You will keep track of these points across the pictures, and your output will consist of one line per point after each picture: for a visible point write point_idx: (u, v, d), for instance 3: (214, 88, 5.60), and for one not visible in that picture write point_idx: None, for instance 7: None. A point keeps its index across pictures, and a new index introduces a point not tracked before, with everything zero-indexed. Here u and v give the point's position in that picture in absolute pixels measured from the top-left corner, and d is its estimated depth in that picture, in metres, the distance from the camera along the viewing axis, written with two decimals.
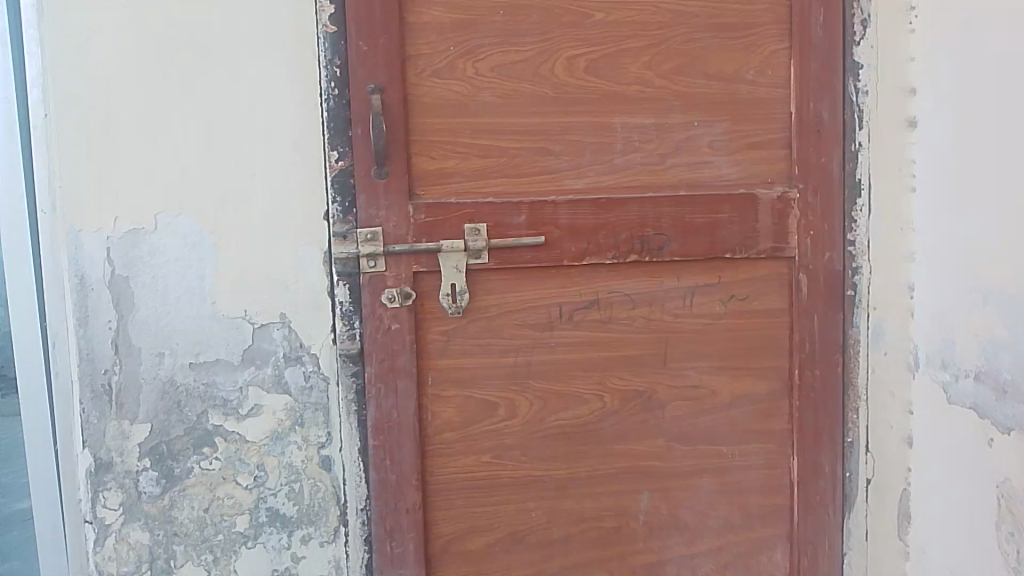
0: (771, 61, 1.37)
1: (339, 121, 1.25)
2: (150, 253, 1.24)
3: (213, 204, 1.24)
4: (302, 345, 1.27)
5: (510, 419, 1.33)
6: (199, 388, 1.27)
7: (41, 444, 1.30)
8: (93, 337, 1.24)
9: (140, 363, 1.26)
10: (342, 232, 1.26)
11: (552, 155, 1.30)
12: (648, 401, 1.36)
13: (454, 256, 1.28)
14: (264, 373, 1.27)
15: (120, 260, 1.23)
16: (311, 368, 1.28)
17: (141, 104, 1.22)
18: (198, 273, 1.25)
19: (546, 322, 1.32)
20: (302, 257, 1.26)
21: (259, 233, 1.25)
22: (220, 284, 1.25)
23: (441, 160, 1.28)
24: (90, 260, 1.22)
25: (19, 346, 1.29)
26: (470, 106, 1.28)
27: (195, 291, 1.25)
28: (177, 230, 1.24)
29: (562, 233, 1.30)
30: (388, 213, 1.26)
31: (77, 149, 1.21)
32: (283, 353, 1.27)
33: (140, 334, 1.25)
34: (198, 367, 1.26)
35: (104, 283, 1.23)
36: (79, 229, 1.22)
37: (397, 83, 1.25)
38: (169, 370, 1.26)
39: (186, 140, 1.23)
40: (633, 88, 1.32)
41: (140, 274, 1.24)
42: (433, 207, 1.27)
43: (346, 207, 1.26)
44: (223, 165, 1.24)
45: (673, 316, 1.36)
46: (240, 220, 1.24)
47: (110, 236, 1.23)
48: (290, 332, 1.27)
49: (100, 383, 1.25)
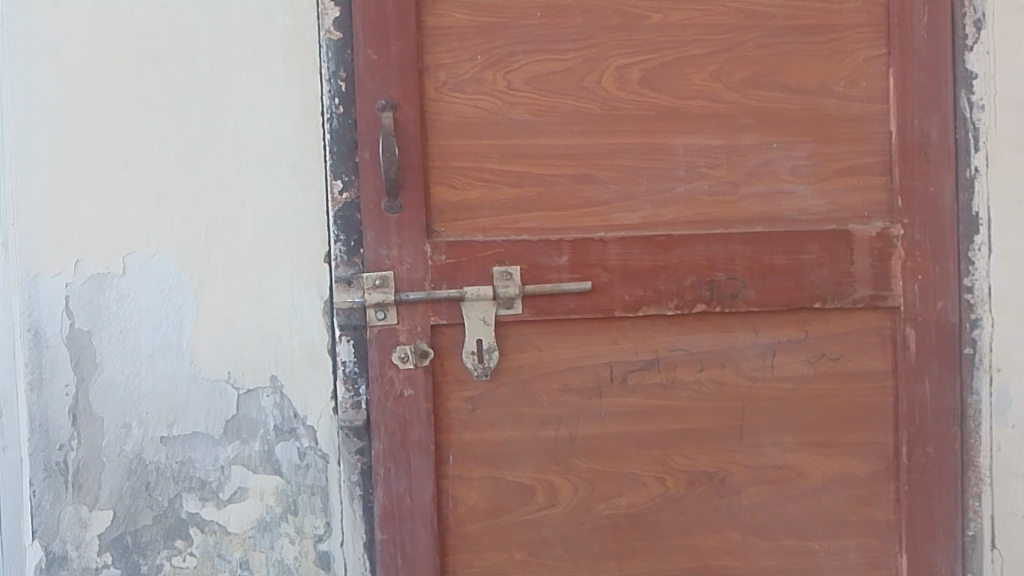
0: (863, 69, 1.13)
1: (344, 144, 1.04)
2: (118, 302, 1.02)
3: (192, 244, 1.03)
4: (296, 414, 1.05)
5: (550, 507, 1.08)
6: (172, 466, 1.05)
7: None
8: (49, 404, 1.02)
9: (103, 436, 1.04)
10: (346, 276, 1.04)
11: (598, 183, 1.07)
12: (720, 484, 1.11)
13: (480, 305, 1.04)
14: (251, 449, 1.05)
15: (83, 312, 1.02)
16: (307, 443, 1.05)
17: (110, 124, 1.02)
18: (174, 328, 1.03)
19: (593, 387, 1.07)
20: (298, 305, 1.04)
21: (246, 278, 1.03)
22: (199, 340, 1.03)
23: (465, 190, 1.05)
24: (47, 310, 1.01)
25: None
26: (498, 125, 1.05)
27: (171, 347, 1.03)
28: (147, 276, 1.02)
29: (612, 277, 1.05)
30: (401, 254, 1.03)
31: (33, 178, 1.01)
32: (274, 425, 1.05)
33: (104, 401, 1.03)
34: (171, 441, 1.04)
35: (62, 338, 1.02)
36: (37, 272, 1.01)
37: (413, 98, 1.03)
38: (137, 444, 1.04)
39: (162, 166, 1.02)
40: (697, 103, 1.09)
41: (106, 328, 1.02)
42: (456, 246, 1.04)
43: (351, 246, 1.04)
44: (204, 196, 1.03)
45: (749, 380, 1.10)
46: (223, 262, 1.03)
47: (69, 282, 1.02)
48: (282, 399, 1.04)
49: (55, 460, 1.03)
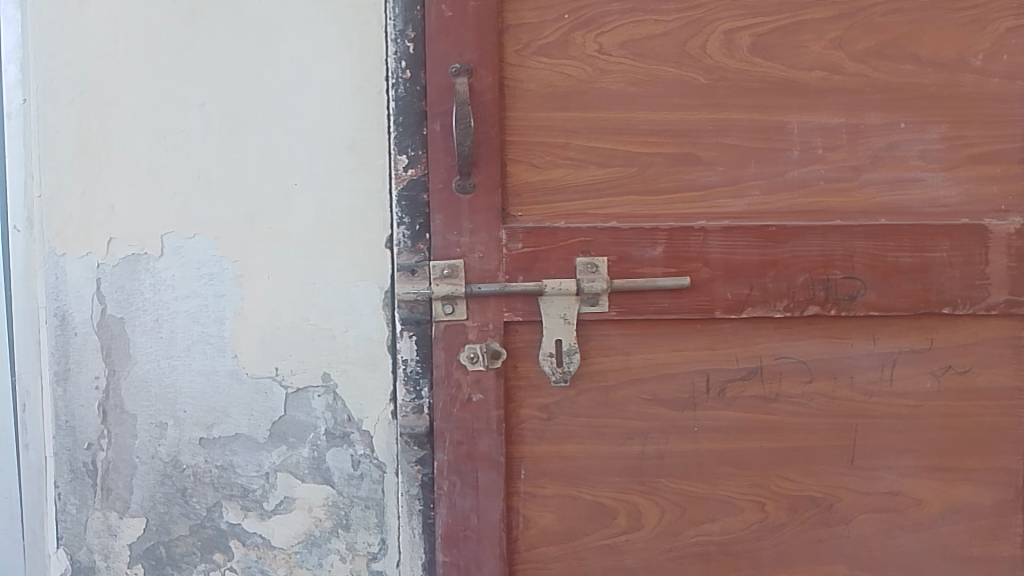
0: (1007, 41, 0.97)
1: (411, 115, 0.89)
2: (153, 288, 0.92)
3: (236, 225, 0.91)
4: (350, 418, 0.93)
5: (634, 532, 0.95)
6: (211, 472, 0.94)
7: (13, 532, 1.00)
8: (75, 398, 0.93)
9: (135, 437, 0.93)
10: (409, 265, 0.90)
11: (700, 165, 0.93)
12: (826, 512, 0.98)
13: (561, 301, 0.90)
14: (298, 455, 0.93)
15: (115, 297, 0.92)
16: (362, 451, 0.93)
17: (143, 85, 0.90)
18: (214, 318, 0.92)
19: (687, 399, 0.94)
20: (353, 295, 0.91)
21: (296, 265, 0.91)
22: (243, 333, 0.92)
23: (547, 168, 0.91)
24: (76, 295, 0.92)
25: None
26: (588, 96, 0.92)
27: (210, 341, 0.92)
28: (187, 259, 0.91)
29: (713, 272, 0.92)
30: (472, 242, 0.89)
31: (60, 146, 0.91)
32: (325, 429, 0.93)
33: (135, 398, 0.93)
34: (210, 444, 0.93)
35: (91, 326, 0.92)
36: (61, 254, 0.91)
37: (491, 63, 0.89)
38: (173, 447, 0.93)
39: (201, 137, 0.91)
40: (816, 75, 0.95)
41: (140, 316, 0.92)
42: (535, 233, 0.90)
43: (416, 230, 0.90)
44: (248, 171, 0.91)
45: (864, 394, 0.97)
46: (271, 245, 0.91)
47: (101, 264, 0.91)
48: (335, 401, 0.93)
49: (82, 462, 0.93)
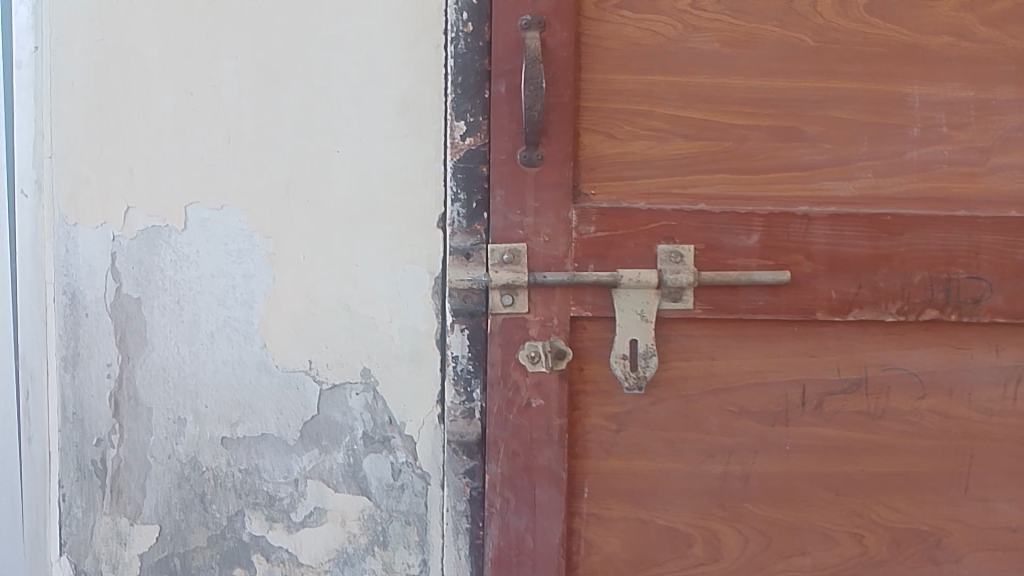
0: None
1: (471, 75, 0.77)
2: (174, 265, 0.81)
3: (269, 194, 0.80)
4: (392, 421, 0.81)
5: (710, 563, 0.82)
6: (234, 476, 0.83)
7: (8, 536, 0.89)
8: (83, 387, 0.82)
9: (150, 433, 0.83)
10: (463, 248, 0.77)
11: (804, 141, 0.80)
12: (935, 548, 0.84)
13: (639, 295, 0.77)
14: (332, 460, 0.82)
15: (132, 275, 0.81)
16: (403, 459, 0.82)
17: (170, 32, 0.79)
18: (242, 300, 0.81)
19: (778, 412, 0.81)
20: (399, 280, 0.80)
21: (334, 244, 0.80)
22: (273, 318, 0.81)
23: (626, 141, 0.79)
24: (89, 271, 0.81)
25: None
26: (676, 58, 0.79)
27: (237, 326, 0.81)
28: (211, 232, 0.81)
29: (817, 267, 0.79)
30: (538, 223, 0.76)
31: (75, 96, 0.80)
32: (364, 432, 0.82)
33: (152, 389, 0.82)
34: (233, 445, 0.82)
35: (105, 306, 0.81)
36: (73, 222, 0.80)
37: (567, 15, 0.77)
38: (192, 446, 0.83)
39: (234, 91, 0.79)
40: (942, 41, 0.81)
41: (159, 297, 0.81)
42: (610, 215, 0.77)
43: (474, 208, 0.78)
44: (281, 133, 0.80)
45: (986, 414, 0.83)
46: (307, 219, 0.80)
47: (118, 236, 0.81)
48: (374, 401, 0.81)
49: (90, 460, 0.83)
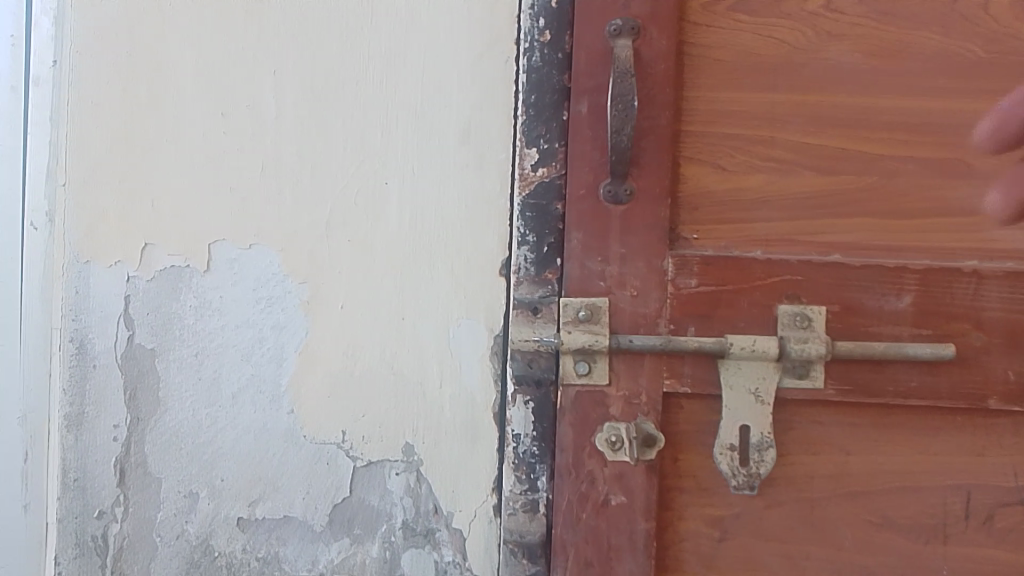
0: None
1: (547, 93, 0.63)
2: (195, 312, 0.69)
3: (307, 232, 0.67)
4: (437, 510, 0.66)
5: None
6: (250, 565, 0.69)
7: None
8: (88, 450, 0.71)
9: (159, 508, 0.70)
10: (530, 301, 0.62)
11: (973, 177, 0.62)
12: None
13: (753, 368, 0.60)
14: (366, 554, 0.68)
15: (147, 323, 0.69)
16: (450, 557, 0.67)
17: (205, 44, 0.68)
18: (270, 358, 0.68)
19: (933, 527, 0.62)
20: (454, 338, 0.65)
21: (379, 293, 0.66)
22: (304, 380, 0.67)
23: (739, 173, 0.62)
24: (100, 317, 0.70)
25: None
26: (806, 71, 0.62)
27: (263, 387, 0.68)
28: (241, 277, 0.68)
29: (989, 340, 0.60)
30: (623, 274, 0.61)
31: (96, 118, 0.69)
32: (404, 521, 0.67)
33: (163, 457, 0.70)
34: (252, 528, 0.69)
35: (115, 358, 0.70)
36: (87, 260, 0.69)
37: (669, 18, 0.61)
38: (204, 526, 0.70)
39: (274, 113, 0.67)
40: None
41: (177, 349, 0.69)
42: (717, 265, 0.61)
43: (545, 252, 0.62)
44: (330, 163, 0.66)
45: None
46: (352, 262, 0.66)
47: (134, 277, 0.69)
48: (418, 484, 0.67)
49: (90, 535, 0.71)
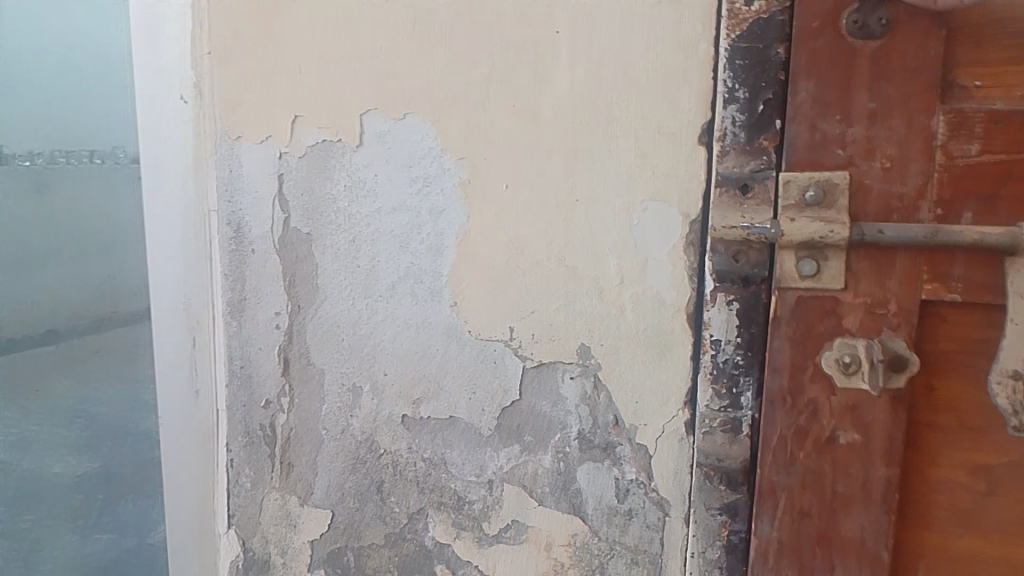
0: None
1: None
2: (349, 193, 0.62)
3: (463, 97, 0.57)
4: (617, 423, 0.57)
5: None
6: (416, 466, 0.64)
7: (177, 497, 0.76)
8: (251, 339, 0.67)
9: (323, 401, 0.66)
10: (737, 177, 0.50)
11: None
12: None
13: None
14: (537, 464, 0.60)
15: (301, 205, 0.63)
16: (632, 476, 0.57)
17: None
18: (429, 244, 0.60)
19: None
20: (640, 224, 0.54)
21: (549, 168, 0.55)
22: (465, 271, 0.59)
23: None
24: (254, 197, 0.65)
25: (158, 320, 0.74)
26: None
27: (421, 278, 0.61)
28: (395, 153, 0.60)
29: None
30: (872, 137, 0.46)
31: None
32: (579, 432, 0.58)
33: (323, 348, 0.65)
34: (416, 427, 0.64)
35: (271, 243, 0.65)
36: (235, 136, 0.64)
37: None
38: (368, 422, 0.65)
39: None
40: None
41: (332, 234, 0.63)
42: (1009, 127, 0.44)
43: (760, 113, 0.49)
44: (488, 12, 0.55)
45: None
46: (516, 131, 0.56)
47: (285, 153, 0.63)
48: (594, 393, 0.57)
49: (258, 425, 0.68)
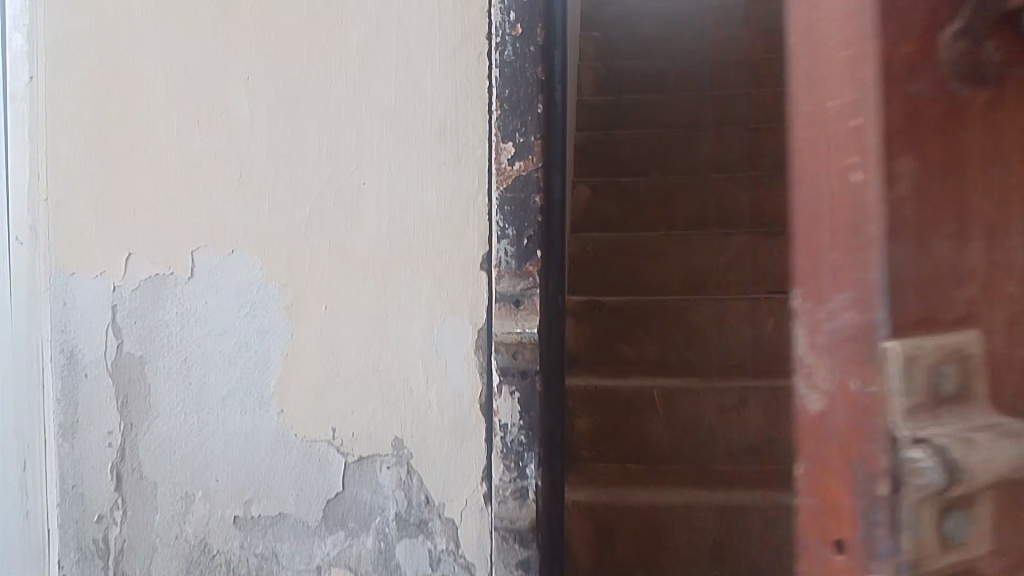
0: None
1: (522, 85, 0.63)
2: (180, 318, 0.70)
3: (285, 234, 0.68)
4: (428, 501, 0.68)
5: None
6: (248, 562, 0.71)
7: None
8: (83, 459, 0.72)
9: (156, 511, 0.72)
10: (512, 294, 0.63)
11: None
12: None
13: None
14: (361, 546, 0.69)
15: (133, 331, 0.70)
16: (442, 546, 0.68)
17: (174, 54, 0.69)
18: (256, 360, 0.69)
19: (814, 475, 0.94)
20: (439, 334, 0.66)
21: (362, 291, 0.67)
22: (291, 381, 0.69)
23: None
24: (86, 326, 0.71)
25: None
26: None
27: (250, 389, 0.69)
28: (224, 281, 0.69)
29: None
30: None
31: (73, 130, 0.70)
32: (396, 513, 0.69)
33: (156, 461, 0.71)
34: (247, 526, 0.71)
35: (103, 367, 0.71)
36: (70, 271, 0.71)
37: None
38: (201, 527, 0.71)
39: (246, 114, 0.68)
40: None
41: (164, 355, 0.70)
42: None
43: (525, 245, 0.63)
44: (303, 166, 0.67)
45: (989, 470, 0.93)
46: (332, 262, 0.68)
47: (118, 286, 0.70)
48: (408, 477, 0.68)
49: (90, 539, 0.73)
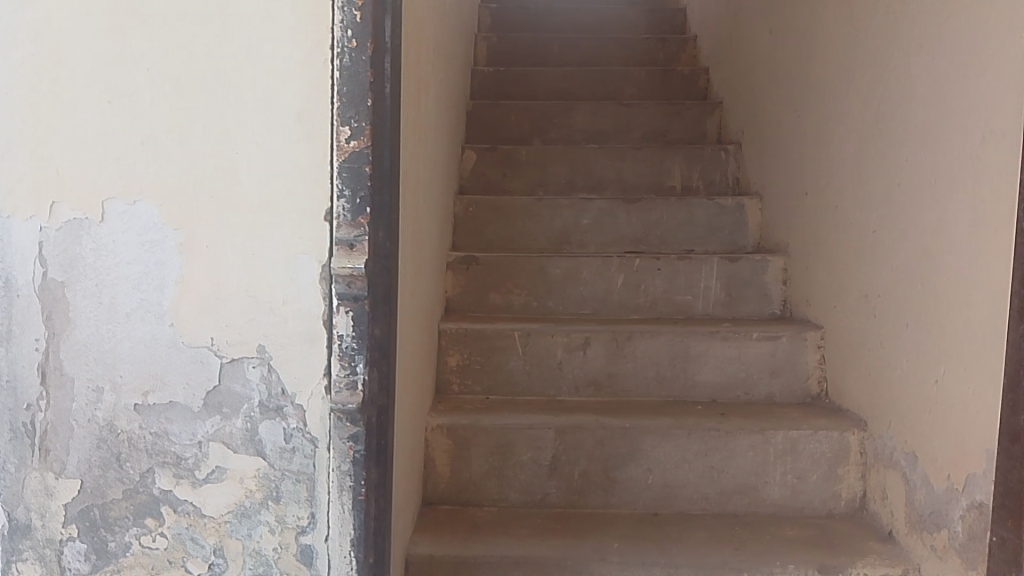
0: None
1: (357, 84, 0.87)
2: (94, 253, 0.92)
3: (178, 191, 0.91)
4: (285, 392, 0.93)
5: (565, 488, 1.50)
6: (146, 438, 0.94)
7: None
8: (16, 359, 0.94)
9: (73, 400, 0.94)
10: (348, 239, 0.89)
11: None
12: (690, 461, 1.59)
13: None
14: (233, 426, 0.94)
15: (57, 261, 0.92)
16: (295, 425, 0.93)
17: (93, 48, 0.90)
18: (154, 285, 0.92)
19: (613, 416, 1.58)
20: (295, 266, 0.91)
21: (238, 236, 0.91)
22: (182, 300, 0.92)
23: None
24: (20, 257, 0.92)
25: None
26: None
27: (150, 307, 0.92)
28: (129, 225, 0.91)
29: None
30: None
31: (12, 105, 0.91)
32: (260, 401, 0.93)
33: (75, 361, 0.93)
34: (145, 411, 0.94)
35: (33, 288, 0.92)
36: (8, 215, 0.92)
37: None
38: (109, 412, 0.94)
39: (150, 97, 0.90)
40: None
41: (82, 281, 0.92)
42: None
43: (357, 202, 0.89)
44: (194, 138, 0.90)
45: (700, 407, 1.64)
46: (215, 212, 0.91)
47: (45, 226, 0.92)
48: (270, 373, 0.92)
49: (22, 422, 0.94)
